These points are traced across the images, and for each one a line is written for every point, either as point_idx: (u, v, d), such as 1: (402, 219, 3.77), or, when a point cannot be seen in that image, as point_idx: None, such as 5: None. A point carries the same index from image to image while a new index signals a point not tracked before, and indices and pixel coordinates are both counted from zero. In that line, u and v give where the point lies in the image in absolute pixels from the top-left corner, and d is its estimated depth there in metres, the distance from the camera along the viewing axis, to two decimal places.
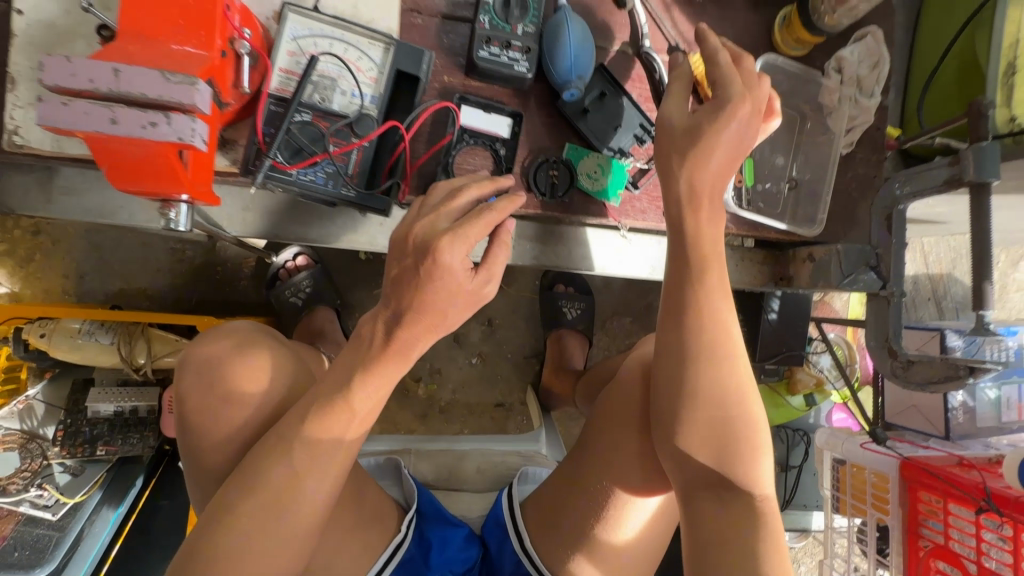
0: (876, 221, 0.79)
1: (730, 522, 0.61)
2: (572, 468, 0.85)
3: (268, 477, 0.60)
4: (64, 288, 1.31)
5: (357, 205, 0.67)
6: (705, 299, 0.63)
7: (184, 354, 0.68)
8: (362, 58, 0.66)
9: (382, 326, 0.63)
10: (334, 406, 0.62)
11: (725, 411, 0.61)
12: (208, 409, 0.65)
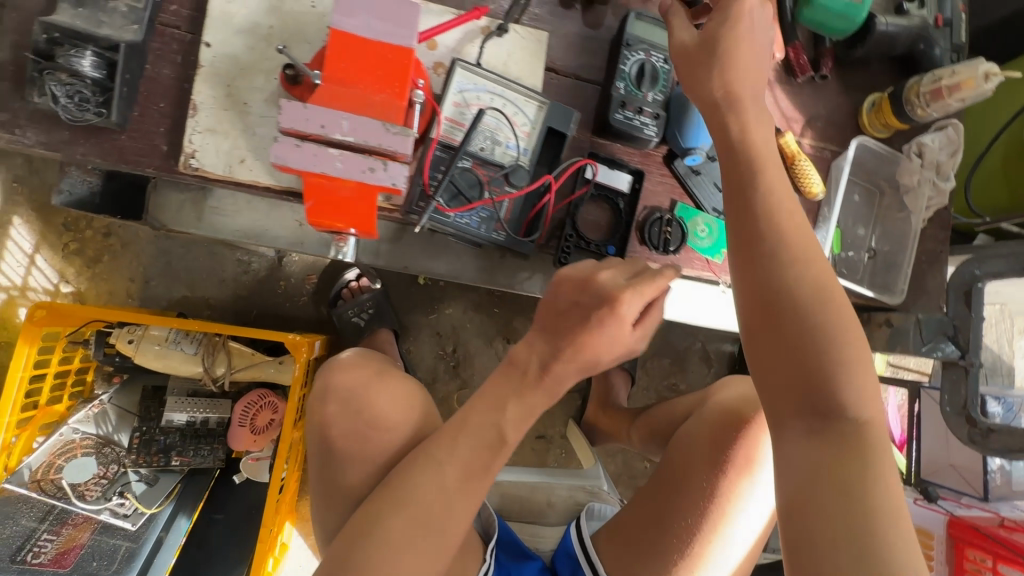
0: (954, 295, 0.86)
1: (833, 468, 0.51)
2: (656, 496, 0.85)
3: (416, 493, 0.60)
4: (128, 292, 1.31)
5: (503, 248, 0.71)
6: (773, 221, 0.57)
7: (328, 383, 0.73)
8: (518, 114, 0.71)
9: (538, 356, 0.63)
10: (485, 431, 0.62)
11: (817, 340, 0.53)
12: (354, 434, 0.69)
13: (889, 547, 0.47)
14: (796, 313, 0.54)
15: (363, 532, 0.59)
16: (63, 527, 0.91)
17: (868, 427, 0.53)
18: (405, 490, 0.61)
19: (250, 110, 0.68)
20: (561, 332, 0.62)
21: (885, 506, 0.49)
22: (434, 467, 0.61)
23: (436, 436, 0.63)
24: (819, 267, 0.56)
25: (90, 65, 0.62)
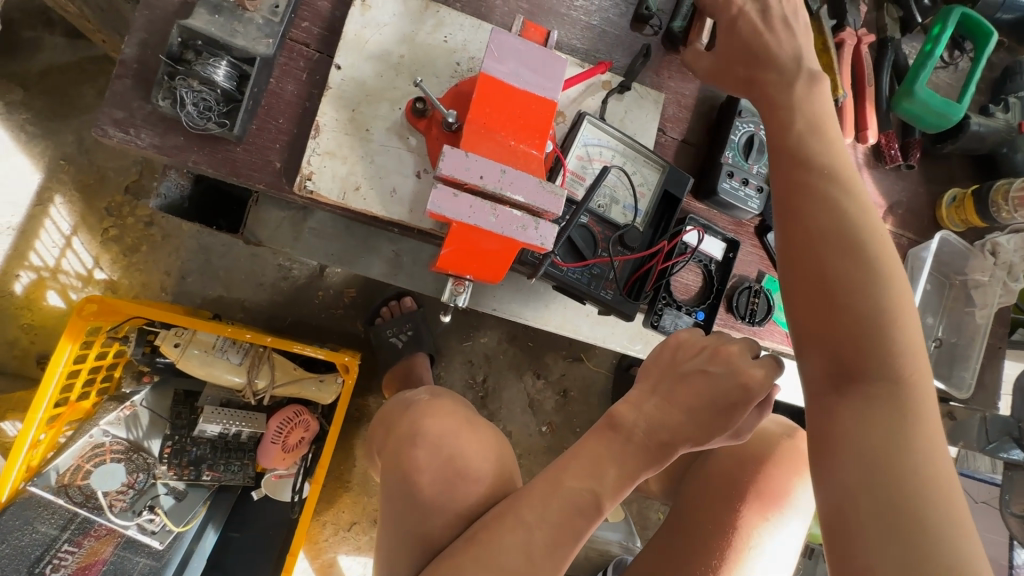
0: (1019, 398, 0.87)
1: (874, 431, 0.48)
2: (675, 537, 0.74)
3: (504, 553, 0.57)
4: (162, 285, 1.27)
5: (608, 307, 0.70)
6: (819, 173, 0.55)
7: (420, 427, 0.76)
8: (637, 175, 0.71)
9: (644, 423, 0.60)
10: (584, 497, 0.58)
11: (859, 292, 0.51)
12: (441, 482, 0.69)
13: (932, 516, 0.44)
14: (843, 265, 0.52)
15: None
16: (85, 539, 0.85)
17: (910, 388, 0.50)
18: (489, 547, 0.57)
19: (372, 138, 0.67)
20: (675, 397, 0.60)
21: (925, 469, 0.46)
22: (523, 528, 0.58)
23: (524, 495, 0.60)
24: (867, 219, 0.53)
25: (223, 76, 0.60)
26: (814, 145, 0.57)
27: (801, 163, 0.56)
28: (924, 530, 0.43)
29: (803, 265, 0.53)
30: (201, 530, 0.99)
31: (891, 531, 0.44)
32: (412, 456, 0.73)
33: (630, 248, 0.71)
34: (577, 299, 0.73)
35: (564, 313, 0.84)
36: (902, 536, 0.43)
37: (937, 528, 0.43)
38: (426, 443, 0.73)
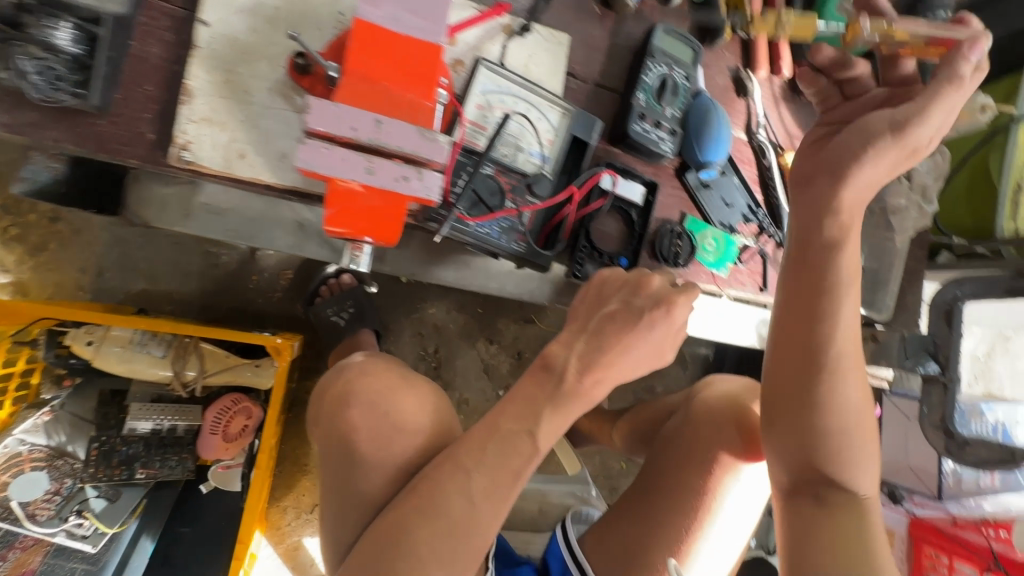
0: (935, 315, 0.91)
1: (830, 480, 0.62)
2: (648, 495, 0.78)
3: (445, 506, 0.58)
4: (79, 284, 1.19)
5: (521, 260, 0.69)
6: (844, 250, 0.58)
7: (353, 387, 0.73)
8: (541, 120, 0.69)
9: (576, 358, 0.62)
10: (516, 439, 0.60)
11: (841, 373, 0.59)
12: (376, 440, 0.68)
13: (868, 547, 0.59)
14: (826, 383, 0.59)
15: (388, 546, 0.57)
16: (11, 551, 0.83)
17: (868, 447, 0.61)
18: (431, 497, 0.59)
19: (253, 100, 0.62)
20: (599, 332, 0.62)
21: (866, 549, 0.58)
22: (462, 475, 0.59)
23: (464, 441, 0.61)
24: (857, 295, 0.59)
25: (67, 40, 0.55)
26: (852, 168, 0.54)
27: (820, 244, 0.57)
28: None
29: (789, 389, 0.61)
30: (136, 539, 0.96)
31: None
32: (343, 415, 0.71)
33: (540, 196, 0.69)
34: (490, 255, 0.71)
35: (487, 273, 0.83)
36: None
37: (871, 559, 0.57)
38: (360, 404, 0.71)
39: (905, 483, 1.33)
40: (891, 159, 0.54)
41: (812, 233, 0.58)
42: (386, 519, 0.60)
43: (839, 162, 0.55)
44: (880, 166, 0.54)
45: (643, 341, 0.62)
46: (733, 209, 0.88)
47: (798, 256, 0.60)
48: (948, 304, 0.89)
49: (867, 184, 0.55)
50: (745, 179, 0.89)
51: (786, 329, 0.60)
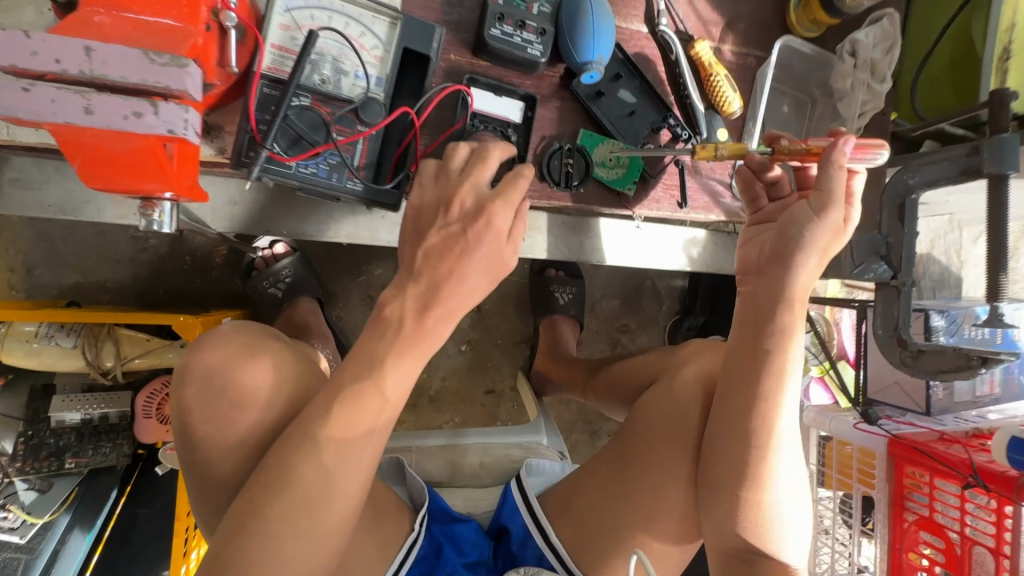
0: (886, 209, 0.78)
1: (762, 508, 0.70)
2: (624, 456, 0.90)
3: (297, 477, 0.64)
4: (10, 284, 1.18)
5: (364, 200, 0.61)
6: (795, 335, 0.68)
7: (194, 363, 0.74)
8: (365, 35, 0.59)
9: (413, 302, 0.66)
10: (360, 392, 0.65)
11: (776, 423, 0.69)
12: (218, 418, 0.72)
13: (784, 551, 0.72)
14: (744, 433, 0.69)
15: (245, 522, 0.63)
16: None
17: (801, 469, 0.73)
18: (285, 472, 0.64)
19: None
20: (430, 268, 0.66)
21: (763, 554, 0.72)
22: (312, 449, 0.64)
23: (310, 412, 0.66)
24: (794, 344, 0.68)
25: None
26: (797, 252, 0.65)
27: (778, 295, 0.67)
28: None
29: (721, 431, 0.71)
30: (67, 534, 0.94)
31: None
32: (185, 396, 0.74)
33: (375, 124, 0.60)
34: (335, 199, 0.63)
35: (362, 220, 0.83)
36: None
37: (782, 555, 0.72)
38: (200, 380, 0.73)
39: (894, 401, 1.25)
40: (820, 250, 0.65)
41: (763, 316, 0.68)
42: (241, 493, 0.65)
43: (790, 237, 0.66)
44: (817, 238, 0.65)
45: (473, 267, 0.66)
46: (640, 116, 0.77)
47: (739, 321, 0.71)
48: (900, 197, 0.77)
49: (820, 258, 0.66)
50: (650, 80, 0.77)
51: (736, 389, 0.70)
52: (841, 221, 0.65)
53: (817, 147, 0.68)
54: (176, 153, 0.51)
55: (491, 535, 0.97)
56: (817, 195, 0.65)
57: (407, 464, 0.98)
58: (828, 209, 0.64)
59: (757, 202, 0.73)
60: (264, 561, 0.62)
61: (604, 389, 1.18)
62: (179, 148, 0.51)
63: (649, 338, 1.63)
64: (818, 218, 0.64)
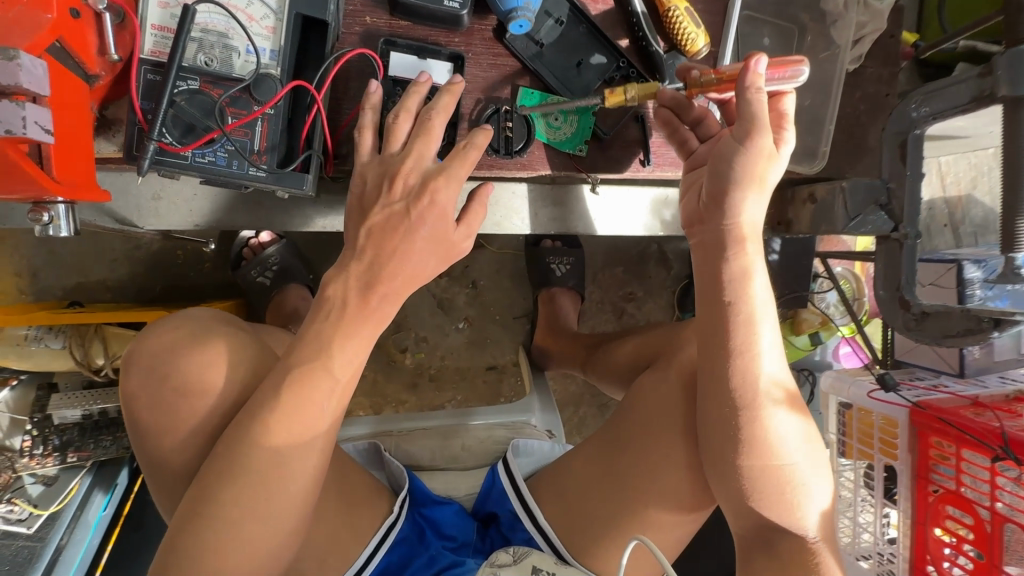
0: (887, 150, 0.72)
1: (765, 467, 0.64)
2: (609, 437, 0.83)
3: (249, 459, 0.59)
4: (19, 288, 1.24)
5: (273, 187, 0.58)
6: (754, 276, 0.63)
7: (143, 352, 0.71)
8: (253, 4, 0.55)
9: (357, 284, 0.62)
10: (308, 373, 0.61)
11: (755, 376, 0.63)
12: (167, 406, 0.68)
13: (805, 510, 0.65)
14: (722, 391, 0.64)
15: (195, 510, 0.58)
16: None
17: (801, 419, 0.66)
18: (237, 454, 0.59)
19: None
20: (373, 246, 0.62)
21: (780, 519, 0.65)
22: (262, 428, 0.60)
23: (259, 394, 0.61)
24: (756, 291, 0.63)
25: None
26: (731, 188, 0.61)
27: (728, 238, 0.62)
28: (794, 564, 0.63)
29: (702, 393, 0.66)
30: (88, 495, 0.98)
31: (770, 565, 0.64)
32: (137, 388, 0.70)
33: (273, 103, 0.56)
34: (247, 189, 0.60)
35: (302, 209, 0.77)
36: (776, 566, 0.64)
37: (801, 516, 0.64)
38: (149, 367, 0.70)
39: (927, 363, 1.16)
40: (756, 179, 0.60)
41: (724, 268, 0.63)
42: (193, 483, 0.60)
43: (723, 175, 0.61)
44: (750, 167, 0.60)
45: (415, 246, 0.62)
46: (590, 67, 0.69)
47: (704, 277, 0.65)
48: (901, 134, 0.70)
49: (763, 191, 0.61)
50: (599, 24, 0.69)
51: (705, 350, 0.65)
52: (770, 145, 0.60)
53: (731, 73, 0.62)
54: (51, 156, 0.48)
55: (478, 518, 0.94)
56: (738, 125, 0.60)
57: (387, 449, 0.97)
58: (756, 138, 0.59)
59: (688, 144, 0.69)
60: (218, 551, 0.57)
61: (602, 371, 1.09)
62: (53, 150, 0.48)
63: (657, 305, 1.54)
64: (745, 148, 0.60)
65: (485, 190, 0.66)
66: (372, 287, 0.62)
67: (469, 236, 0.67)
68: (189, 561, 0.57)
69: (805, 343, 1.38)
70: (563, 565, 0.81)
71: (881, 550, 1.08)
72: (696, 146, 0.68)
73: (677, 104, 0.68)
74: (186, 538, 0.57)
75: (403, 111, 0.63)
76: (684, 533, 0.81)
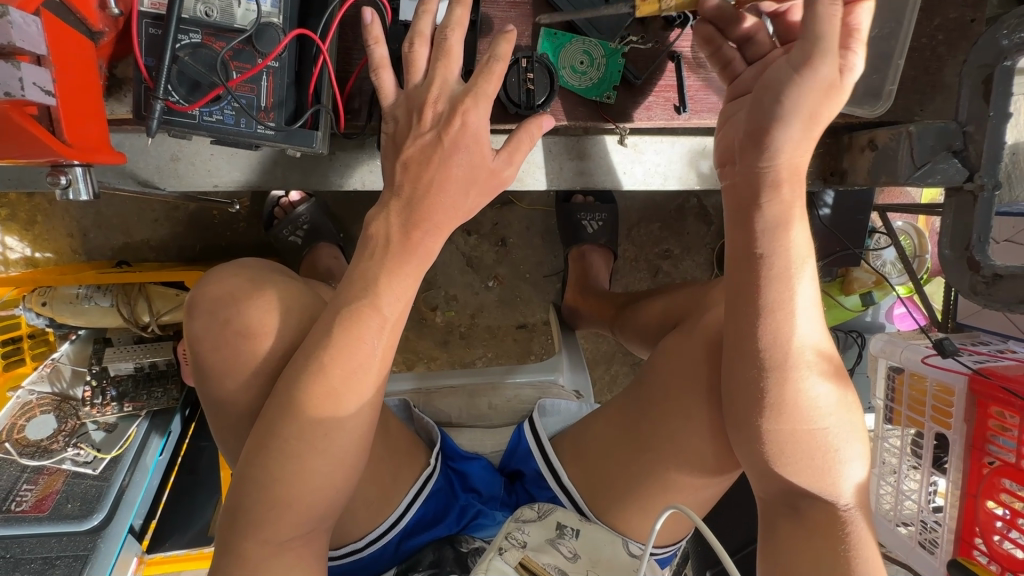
0: (968, 87, 0.63)
1: (793, 433, 0.60)
2: (639, 398, 0.81)
3: (304, 399, 0.53)
4: (72, 249, 1.30)
5: (280, 143, 0.61)
6: (792, 229, 0.57)
7: (196, 294, 0.65)
8: None
9: (399, 219, 0.57)
10: (361, 308, 0.56)
11: (789, 337, 0.59)
12: (225, 350, 0.62)
13: (838, 479, 0.61)
14: (750, 354, 0.60)
15: (255, 449, 0.53)
16: (41, 476, 0.98)
17: (839, 385, 0.61)
18: (291, 394, 0.54)
19: None
20: (411, 182, 0.58)
21: (816, 486, 0.61)
22: (316, 368, 0.54)
23: (313, 332, 0.56)
24: (790, 249, 0.57)
25: None
26: (774, 127, 0.55)
27: (763, 184, 0.57)
28: (828, 533, 0.60)
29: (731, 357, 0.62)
30: (144, 439, 1.04)
31: (804, 536, 0.61)
32: (198, 332, 0.64)
33: (274, 56, 0.59)
34: (255, 146, 0.64)
35: (324, 168, 0.76)
36: (810, 536, 0.61)
37: (834, 484, 0.61)
38: (204, 311, 0.64)
39: (995, 328, 1.09)
40: (805, 115, 0.54)
41: (757, 219, 0.58)
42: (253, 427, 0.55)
43: (766, 110, 0.55)
44: (803, 100, 0.54)
45: (454, 177, 0.57)
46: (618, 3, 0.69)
47: (735, 230, 0.60)
48: (987, 67, 0.61)
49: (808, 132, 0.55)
50: None
51: (732, 310, 0.61)
52: (828, 76, 0.53)
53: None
54: (59, 118, 0.50)
55: (504, 474, 0.94)
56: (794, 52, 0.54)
57: (417, 406, 0.97)
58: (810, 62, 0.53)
59: (733, 65, 0.62)
60: (281, 493, 0.53)
61: (631, 329, 1.06)
62: (60, 111, 0.50)
63: (695, 263, 1.48)
64: (798, 78, 0.53)
65: (536, 120, 0.60)
66: (414, 223, 0.57)
67: (514, 164, 0.61)
68: (255, 503, 0.53)
69: (856, 304, 1.29)
70: (588, 523, 0.79)
71: (923, 519, 1.03)
72: (742, 67, 0.62)
73: (722, 17, 0.62)
74: (248, 478, 0.53)
75: (418, 35, 0.59)
76: (709, 494, 0.80)
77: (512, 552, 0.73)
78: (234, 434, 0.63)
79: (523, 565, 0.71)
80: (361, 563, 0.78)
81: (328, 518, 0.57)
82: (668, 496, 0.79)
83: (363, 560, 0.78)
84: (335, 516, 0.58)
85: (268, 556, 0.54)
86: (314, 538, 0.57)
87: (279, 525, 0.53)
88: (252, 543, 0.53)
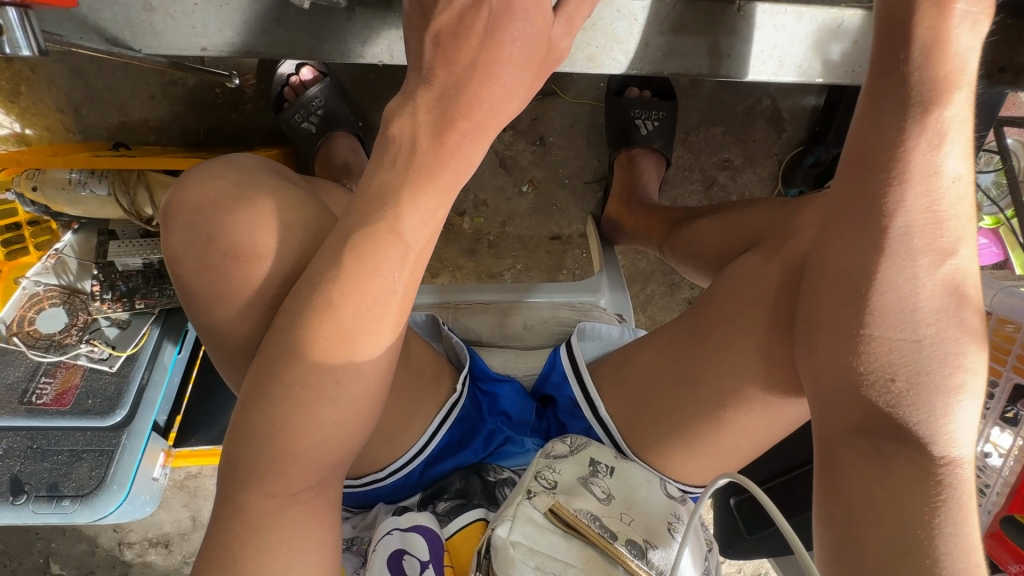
0: None
1: (891, 348, 0.50)
2: (687, 340, 0.72)
3: (307, 341, 0.45)
4: (64, 126, 1.17)
5: None
6: (953, 48, 0.46)
7: (181, 199, 0.54)
8: None
9: (429, 117, 0.46)
10: (377, 232, 0.46)
11: (917, 214, 0.47)
12: (215, 272, 0.52)
13: (941, 426, 0.49)
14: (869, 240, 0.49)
15: (252, 395, 0.46)
16: (58, 370, 0.95)
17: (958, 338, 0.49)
18: (293, 334, 0.45)
19: None
20: (445, 68, 0.46)
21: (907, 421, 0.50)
22: (326, 306, 0.45)
23: (320, 259, 0.47)
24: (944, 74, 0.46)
25: None
26: None
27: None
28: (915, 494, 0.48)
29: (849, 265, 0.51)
30: (159, 342, 0.98)
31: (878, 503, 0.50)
32: (175, 249, 0.54)
33: None
34: None
35: (333, 35, 0.63)
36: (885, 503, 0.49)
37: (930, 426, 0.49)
38: (187, 221, 0.53)
39: None
40: None
41: (909, 95, 0.47)
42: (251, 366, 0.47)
43: None
44: None
45: (508, 55, 0.46)
46: None
47: (869, 115, 0.49)
48: None
49: None
50: None
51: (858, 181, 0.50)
52: None
53: None
54: None
55: (535, 398, 0.88)
56: None
57: (447, 323, 0.89)
58: None
59: None
60: (283, 446, 0.45)
61: (682, 251, 0.95)
62: None
63: (756, 176, 1.30)
64: None
65: None
66: (451, 122, 0.46)
67: (574, 33, 0.50)
68: (257, 449, 0.45)
69: None
70: (624, 462, 0.73)
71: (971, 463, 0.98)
72: None
73: None
74: (246, 427, 0.46)
75: None
76: (759, 447, 0.73)
77: (541, 496, 0.66)
78: (239, 365, 0.55)
79: (553, 513, 0.64)
80: (383, 489, 0.74)
81: (344, 466, 0.50)
82: (715, 446, 0.72)
83: (385, 487, 0.74)
84: (350, 461, 0.51)
85: (275, 510, 0.47)
86: (329, 488, 0.50)
87: (287, 478, 0.46)
88: (255, 495, 0.46)
